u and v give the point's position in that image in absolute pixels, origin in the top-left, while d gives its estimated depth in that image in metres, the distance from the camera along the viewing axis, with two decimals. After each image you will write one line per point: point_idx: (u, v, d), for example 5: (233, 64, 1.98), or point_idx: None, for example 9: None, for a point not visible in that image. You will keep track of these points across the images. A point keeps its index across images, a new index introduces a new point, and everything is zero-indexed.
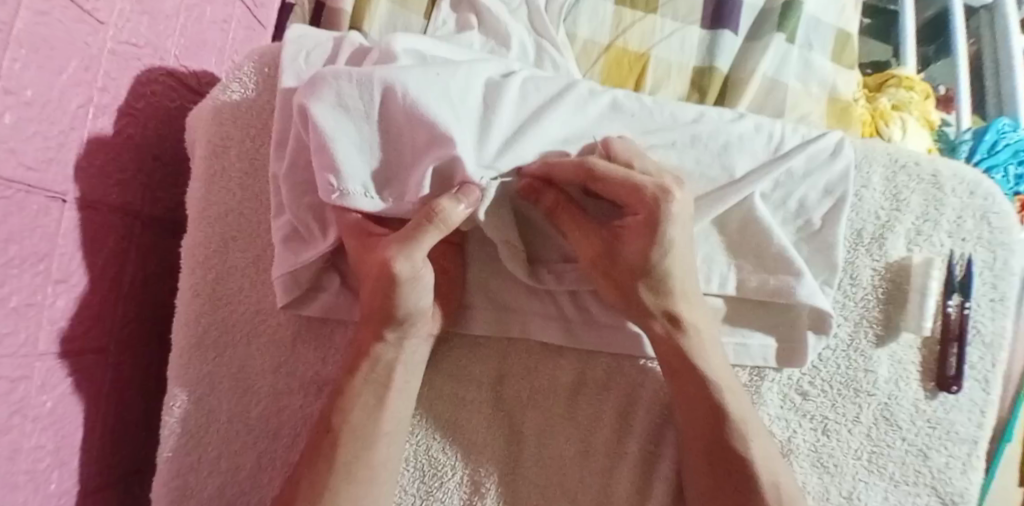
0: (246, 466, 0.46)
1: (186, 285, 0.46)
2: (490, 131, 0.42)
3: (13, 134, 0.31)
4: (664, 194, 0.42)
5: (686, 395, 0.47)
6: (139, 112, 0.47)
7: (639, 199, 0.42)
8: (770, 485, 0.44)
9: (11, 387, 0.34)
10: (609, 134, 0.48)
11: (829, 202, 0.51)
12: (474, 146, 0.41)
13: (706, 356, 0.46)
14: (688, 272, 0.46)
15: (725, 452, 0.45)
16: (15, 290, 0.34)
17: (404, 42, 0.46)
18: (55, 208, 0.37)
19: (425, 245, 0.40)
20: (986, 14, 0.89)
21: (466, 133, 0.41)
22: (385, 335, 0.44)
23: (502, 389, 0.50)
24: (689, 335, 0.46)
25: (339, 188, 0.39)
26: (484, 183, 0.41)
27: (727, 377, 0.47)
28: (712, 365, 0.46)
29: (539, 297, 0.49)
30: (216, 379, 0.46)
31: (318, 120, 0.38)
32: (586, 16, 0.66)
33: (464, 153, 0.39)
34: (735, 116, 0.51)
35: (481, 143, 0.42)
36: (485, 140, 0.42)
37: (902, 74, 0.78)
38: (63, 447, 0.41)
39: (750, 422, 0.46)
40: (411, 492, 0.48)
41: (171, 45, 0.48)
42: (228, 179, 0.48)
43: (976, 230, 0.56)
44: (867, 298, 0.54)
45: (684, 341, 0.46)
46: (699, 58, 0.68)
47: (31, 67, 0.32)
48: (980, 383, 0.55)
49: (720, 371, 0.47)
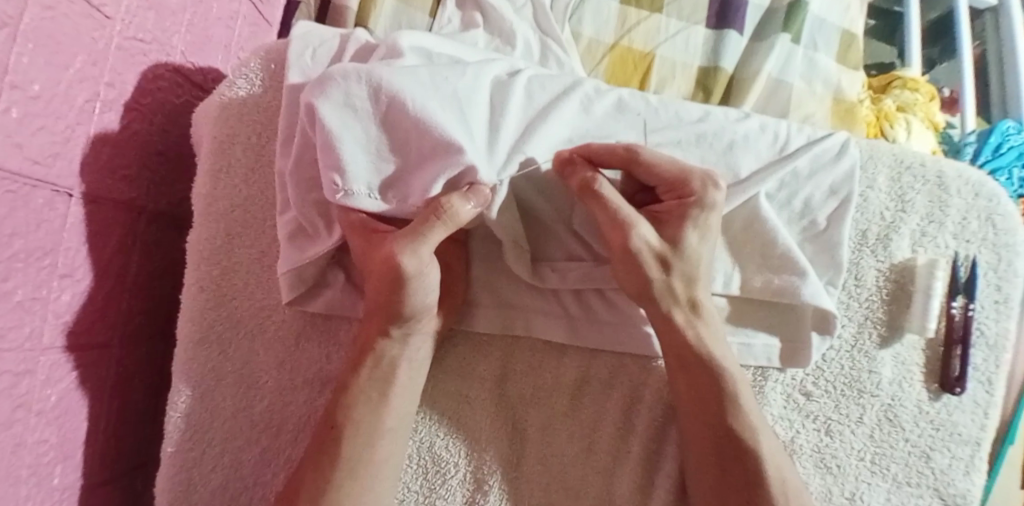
0: (249, 462, 0.46)
1: (191, 281, 0.46)
2: (500, 133, 0.43)
3: (20, 128, 0.31)
4: (710, 181, 0.44)
5: (695, 391, 0.46)
6: (144, 107, 0.47)
7: (682, 185, 0.44)
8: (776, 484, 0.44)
9: (16, 380, 0.34)
10: (614, 133, 0.48)
11: (833, 202, 0.51)
12: (483, 149, 0.42)
13: (716, 350, 0.46)
14: (697, 264, 0.46)
15: (730, 451, 0.45)
16: (21, 284, 0.34)
17: (411, 39, 0.46)
18: (61, 203, 0.37)
19: (431, 239, 0.40)
20: (991, 16, 0.89)
21: (474, 136, 0.41)
22: (390, 331, 0.44)
23: (505, 386, 0.50)
24: (698, 327, 0.46)
25: (344, 188, 0.39)
26: (496, 182, 0.41)
27: (739, 374, 0.47)
28: (720, 361, 0.46)
29: (543, 295, 0.49)
30: (221, 374, 0.46)
31: (325, 118, 0.38)
32: (592, 14, 0.66)
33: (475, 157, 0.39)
34: (741, 116, 0.51)
35: (491, 141, 0.42)
36: (495, 142, 0.42)
37: (907, 76, 0.78)
38: (67, 441, 0.41)
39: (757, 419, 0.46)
40: (413, 491, 0.47)
41: (177, 41, 0.48)
42: (234, 175, 0.48)
43: (981, 231, 0.56)
44: (871, 298, 0.53)
45: (692, 334, 0.46)
46: (704, 57, 0.68)
47: (38, 62, 0.32)
48: (984, 384, 0.55)
49: (729, 364, 0.47)
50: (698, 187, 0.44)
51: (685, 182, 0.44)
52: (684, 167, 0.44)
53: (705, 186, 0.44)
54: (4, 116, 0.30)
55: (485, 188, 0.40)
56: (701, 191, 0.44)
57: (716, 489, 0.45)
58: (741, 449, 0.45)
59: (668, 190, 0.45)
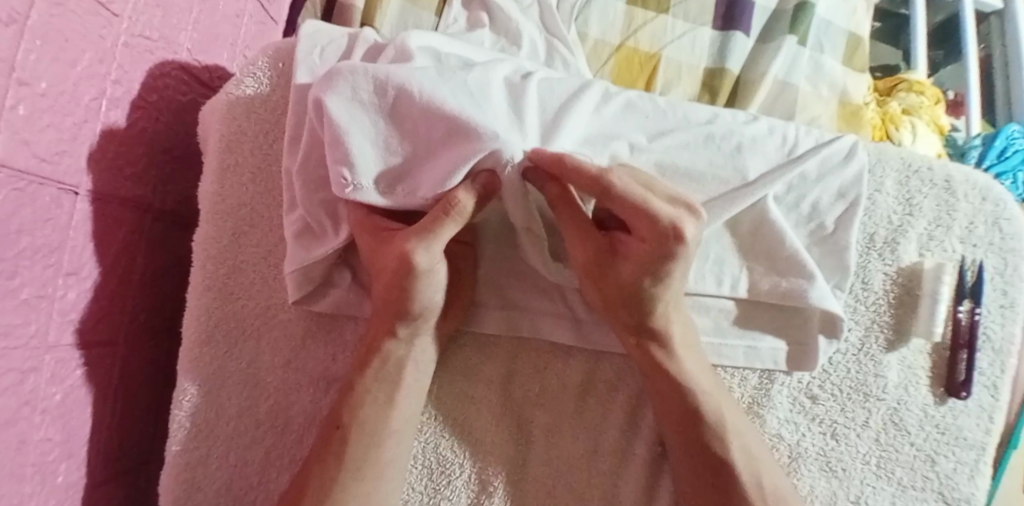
0: (255, 461, 0.46)
1: (198, 279, 0.46)
2: (525, 120, 0.42)
3: (27, 126, 0.31)
4: (672, 233, 0.40)
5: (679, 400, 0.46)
6: (151, 105, 0.47)
7: (645, 229, 0.41)
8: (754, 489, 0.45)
9: (20, 378, 0.34)
10: (625, 133, 0.47)
11: (842, 206, 0.50)
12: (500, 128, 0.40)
13: (694, 364, 0.47)
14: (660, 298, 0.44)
15: (717, 458, 0.46)
16: (27, 281, 0.33)
17: (416, 39, 0.45)
18: (67, 201, 0.37)
19: (443, 236, 0.40)
20: (996, 20, 0.89)
21: (488, 119, 0.39)
22: (397, 331, 0.44)
23: (512, 388, 0.49)
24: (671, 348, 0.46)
25: (352, 182, 0.39)
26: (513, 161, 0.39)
27: (715, 389, 0.47)
28: (699, 376, 0.47)
29: (550, 297, 0.49)
30: (227, 373, 0.46)
31: (332, 114, 0.38)
32: (598, 14, 0.66)
33: (509, 144, 0.39)
34: (749, 119, 0.50)
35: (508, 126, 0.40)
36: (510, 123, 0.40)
37: (912, 79, 0.78)
38: (71, 439, 0.41)
39: (734, 423, 0.47)
40: (418, 490, 0.47)
41: (184, 39, 0.48)
42: (241, 174, 0.47)
43: (987, 235, 0.56)
44: (878, 302, 0.53)
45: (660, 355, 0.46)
46: (710, 58, 0.68)
47: (45, 59, 0.32)
48: (989, 388, 0.55)
49: (706, 383, 0.47)
50: (658, 233, 0.40)
51: (648, 222, 0.40)
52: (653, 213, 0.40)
53: (664, 236, 0.40)
54: (11, 113, 0.29)
55: (484, 173, 0.39)
56: (660, 239, 0.40)
57: (703, 486, 0.46)
58: (728, 452, 0.46)
59: (636, 227, 0.41)
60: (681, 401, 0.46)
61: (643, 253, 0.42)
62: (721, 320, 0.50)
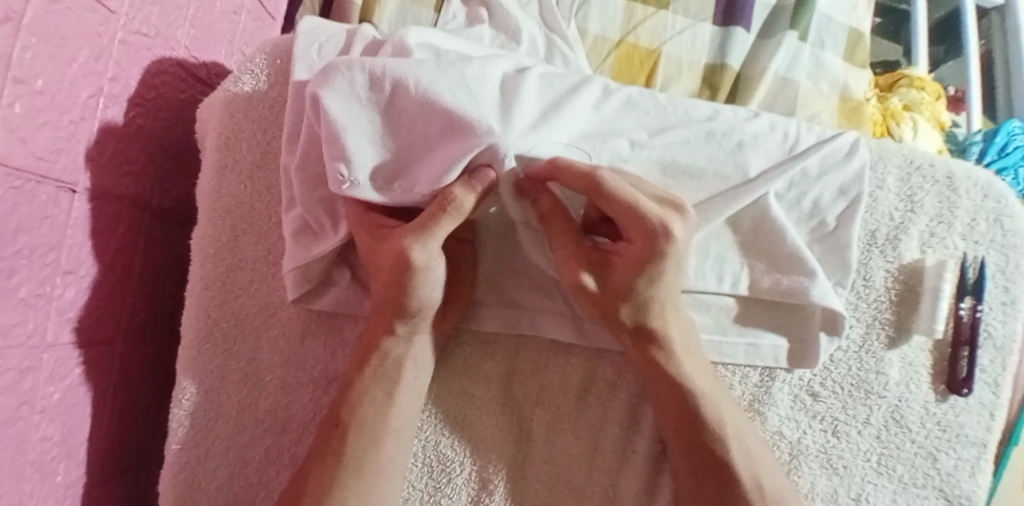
0: (255, 460, 0.46)
1: (197, 278, 0.46)
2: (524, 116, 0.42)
3: (24, 123, 0.31)
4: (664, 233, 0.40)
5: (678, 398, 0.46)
6: (149, 103, 0.46)
7: (638, 233, 0.41)
8: (753, 487, 0.45)
9: (19, 377, 0.34)
10: (625, 130, 0.47)
11: (843, 202, 0.50)
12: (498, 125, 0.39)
13: (692, 363, 0.47)
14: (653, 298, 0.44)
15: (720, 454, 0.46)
16: (25, 280, 0.33)
17: (415, 35, 0.45)
18: (65, 199, 0.36)
19: (440, 232, 0.40)
20: (998, 15, 0.89)
21: (487, 115, 0.39)
22: (396, 328, 0.44)
23: (512, 386, 0.49)
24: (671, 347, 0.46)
25: (350, 179, 0.38)
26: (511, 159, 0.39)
27: (707, 388, 0.47)
28: (698, 376, 0.46)
29: (550, 295, 0.49)
30: (226, 371, 0.46)
31: (329, 110, 0.38)
32: (598, 9, 0.65)
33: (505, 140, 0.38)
34: (750, 115, 0.50)
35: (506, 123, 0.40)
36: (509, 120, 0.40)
37: (913, 75, 0.78)
38: (70, 438, 0.41)
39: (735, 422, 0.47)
40: (418, 489, 0.47)
41: (182, 36, 0.48)
42: (239, 172, 0.47)
43: (989, 232, 0.56)
44: (879, 299, 0.53)
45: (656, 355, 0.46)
46: (711, 54, 0.68)
47: (42, 56, 0.32)
48: (990, 385, 0.55)
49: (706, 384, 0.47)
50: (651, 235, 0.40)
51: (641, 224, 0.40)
52: (647, 215, 0.40)
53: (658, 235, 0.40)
54: (8, 110, 0.29)
55: (482, 168, 0.39)
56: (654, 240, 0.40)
57: (702, 484, 0.46)
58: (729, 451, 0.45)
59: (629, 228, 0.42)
60: (682, 398, 0.46)
61: (635, 255, 0.42)
62: (722, 317, 0.50)
